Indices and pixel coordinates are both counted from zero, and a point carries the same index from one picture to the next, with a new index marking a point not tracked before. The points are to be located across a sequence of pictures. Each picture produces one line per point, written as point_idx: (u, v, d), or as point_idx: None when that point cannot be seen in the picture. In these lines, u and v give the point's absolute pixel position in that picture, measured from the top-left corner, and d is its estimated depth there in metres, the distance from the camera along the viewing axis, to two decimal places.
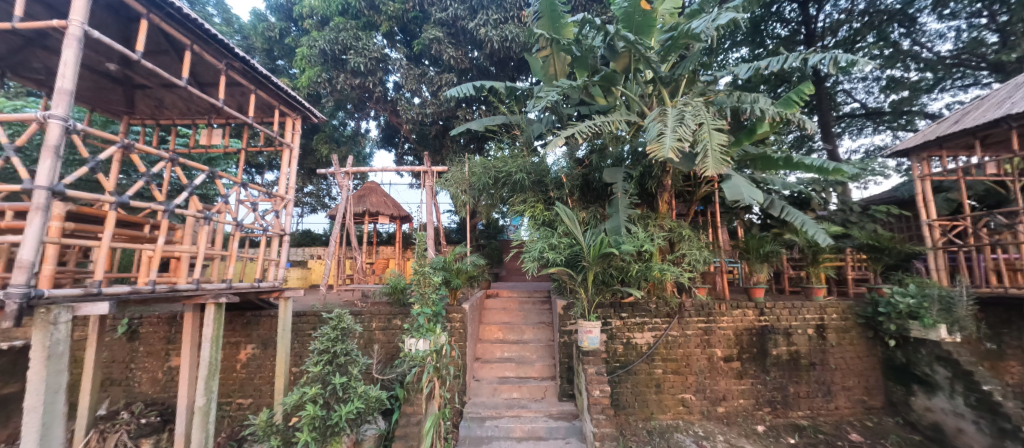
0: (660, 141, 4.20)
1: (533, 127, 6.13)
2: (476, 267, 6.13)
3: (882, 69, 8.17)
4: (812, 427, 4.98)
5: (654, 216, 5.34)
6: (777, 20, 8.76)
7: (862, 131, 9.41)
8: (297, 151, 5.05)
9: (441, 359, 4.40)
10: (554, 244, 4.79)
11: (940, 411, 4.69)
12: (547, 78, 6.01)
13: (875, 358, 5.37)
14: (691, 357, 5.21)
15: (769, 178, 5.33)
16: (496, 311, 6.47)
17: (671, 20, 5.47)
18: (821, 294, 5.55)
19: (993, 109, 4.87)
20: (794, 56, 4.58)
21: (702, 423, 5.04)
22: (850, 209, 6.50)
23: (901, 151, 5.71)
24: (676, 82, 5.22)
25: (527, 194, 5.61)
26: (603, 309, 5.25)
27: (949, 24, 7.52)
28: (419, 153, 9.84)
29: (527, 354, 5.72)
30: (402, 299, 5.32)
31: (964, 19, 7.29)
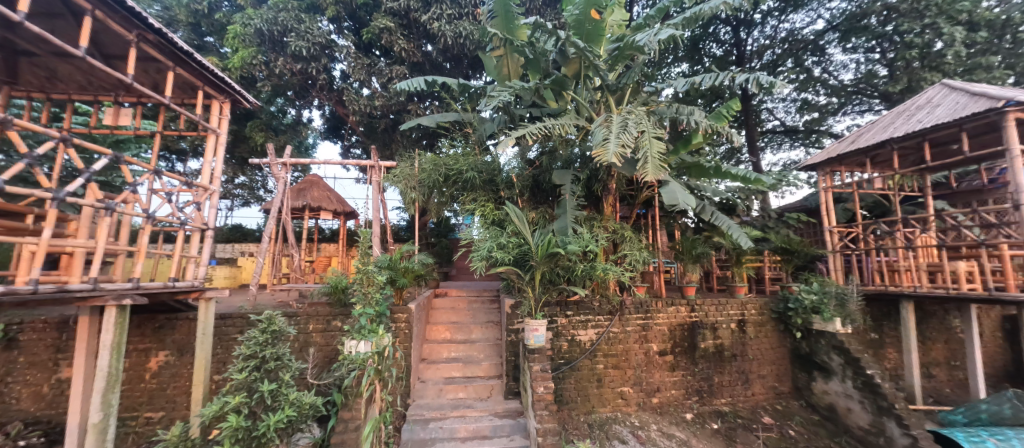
0: (604, 145, 4.41)
1: (486, 126, 6.16)
2: (424, 265, 5.98)
3: (798, 92, 9.22)
4: (732, 413, 5.51)
5: (599, 218, 5.57)
6: (712, 40, 9.53)
7: (781, 146, 10.55)
8: (225, 138, 4.59)
9: (384, 361, 4.26)
10: (502, 243, 4.79)
11: (834, 393, 5.39)
12: (500, 78, 6.06)
13: (784, 349, 6.04)
14: (630, 351, 5.52)
15: (702, 185, 5.77)
16: (443, 311, 6.38)
17: (619, 31, 5.73)
18: (742, 292, 6.12)
19: (880, 132, 5.71)
20: (725, 74, 5.00)
21: (638, 414, 5.35)
22: (769, 216, 7.26)
23: (809, 166, 6.48)
24: (623, 91, 5.47)
25: (477, 194, 5.59)
26: (550, 308, 5.40)
27: (851, 57, 8.63)
28: (366, 147, 9.42)
29: (475, 354, 5.71)
30: (343, 299, 5.05)
31: (862, 53, 8.40)
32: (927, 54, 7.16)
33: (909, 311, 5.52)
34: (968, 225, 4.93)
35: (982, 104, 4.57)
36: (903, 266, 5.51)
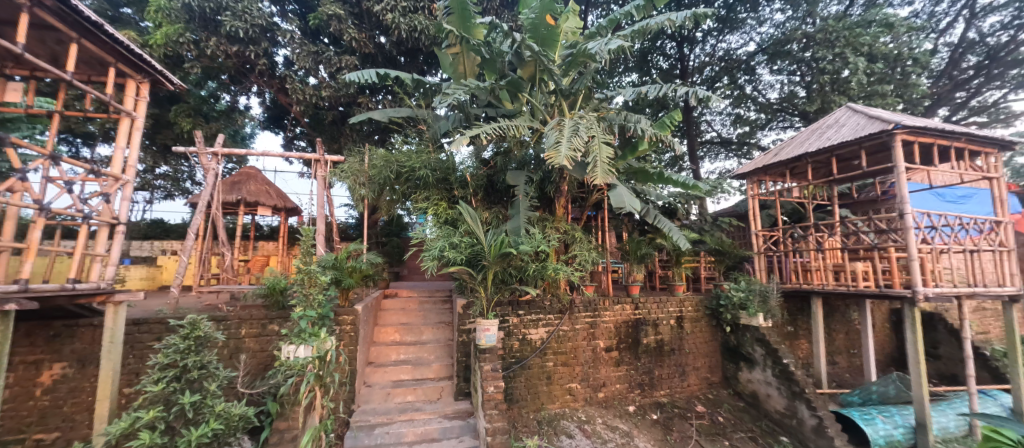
0: (556, 148, 4.53)
1: (440, 124, 6.08)
2: (373, 265, 5.74)
3: (732, 107, 10.07)
4: (670, 404, 5.90)
5: (551, 219, 5.69)
6: (659, 53, 10.09)
7: (718, 156, 11.45)
8: (142, 123, 4.10)
9: (327, 366, 4.05)
10: (454, 243, 4.73)
11: (756, 382, 5.94)
12: (456, 76, 6.02)
13: (716, 342, 6.57)
14: (579, 348, 5.71)
15: (646, 190, 6.11)
16: (393, 312, 6.19)
17: (573, 38, 5.86)
18: (681, 290, 6.56)
19: (797, 147, 6.40)
20: (668, 87, 5.33)
21: (585, 408, 5.55)
22: (706, 219, 7.90)
23: (740, 175, 7.11)
24: (575, 96, 5.64)
25: (430, 192, 5.48)
26: (502, 308, 5.44)
27: (777, 78, 9.54)
28: (310, 139, 8.87)
29: (425, 355, 5.61)
30: (281, 301, 4.71)
31: (785, 75, 9.31)
32: (836, 80, 8.12)
33: (818, 306, 6.24)
34: (864, 231, 5.67)
35: (876, 126, 5.30)
36: (814, 266, 6.21)
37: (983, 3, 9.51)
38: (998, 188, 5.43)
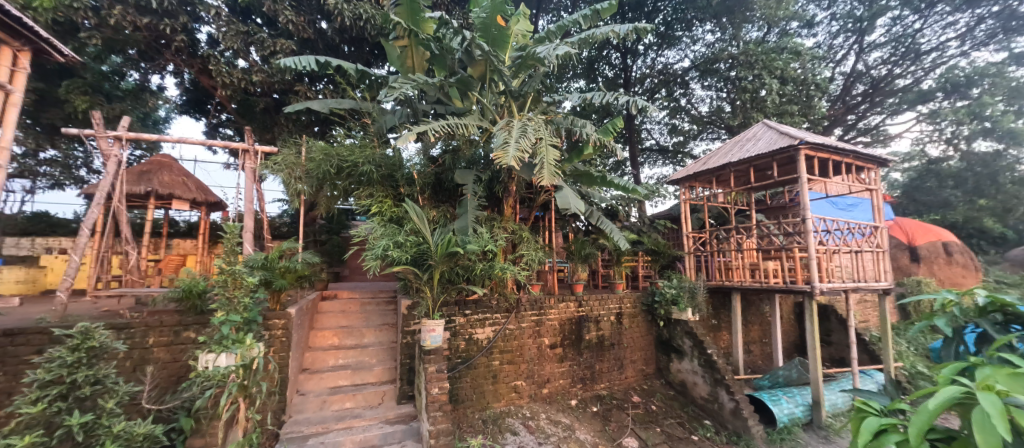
0: (505, 149, 4.57)
1: (386, 118, 5.86)
2: (309, 265, 5.37)
3: (669, 117, 10.87)
4: (609, 396, 6.22)
5: (499, 219, 5.71)
6: (605, 63, 10.57)
7: (656, 163, 12.30)
8: (21, 98, 3.48)
9: (253, 375, 3.72)
10: (399, 242, 4.56)
11: (684, 371, 6.44)
12: (404, 70, 5.87)
13: (651, 336, 7.02)
14: (524, 346, 5.81)
15: (590, 193, 6.36)
16: (331, 315, 5.85)
17: (523, 41, 5.85)
18: (620, 288, 6.92)
19: (722, 157, 7.05)
20: (611, 95, 5.60)
21: (530, 405, 5.66)
22: (643, 221, 8.43)
23: (673, 181, 7.66)
24: (524, 98, 5.73)
25: (374, 188, 5.27)
26: (448, 307, 5.37)
27: (707, 93, 10.41)
28: (238, 127, 8.10)
29: (365, 359, 5.39)
30: (199, 305, 4.23)
31: (715, 91, 10.17)
32: (755, 98, 9.04)
33: (737, 301, 6.91)
34: (774, 234, 6.39)
35: (785, 142, 6.01)
36: (735, 265, 6.87)
37: (869, 40, 11.10)
38: (877, 198, 6.39)
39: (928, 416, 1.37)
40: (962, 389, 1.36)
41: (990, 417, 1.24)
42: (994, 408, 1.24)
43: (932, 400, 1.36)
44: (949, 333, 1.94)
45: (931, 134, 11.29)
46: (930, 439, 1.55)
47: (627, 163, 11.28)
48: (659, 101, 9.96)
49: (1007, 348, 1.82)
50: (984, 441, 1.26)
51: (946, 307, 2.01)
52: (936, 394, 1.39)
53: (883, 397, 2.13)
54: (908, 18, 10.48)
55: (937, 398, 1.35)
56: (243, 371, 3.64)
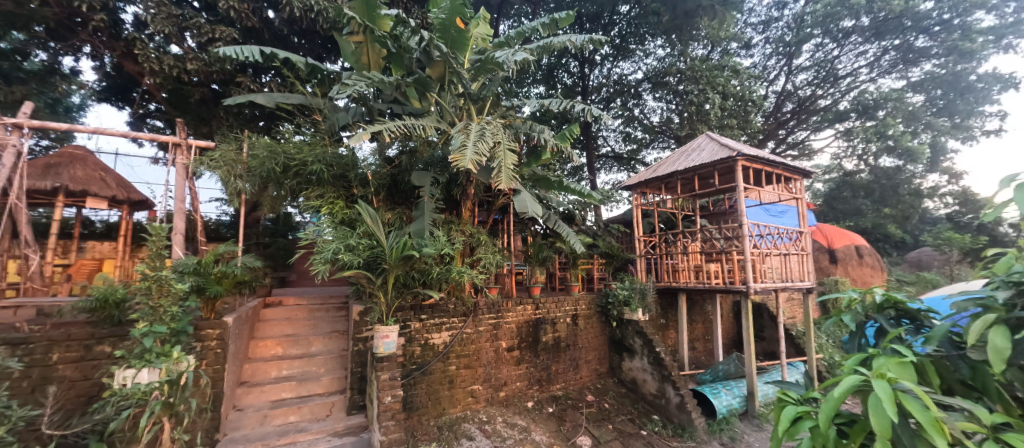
0: (462, 151, 4.53)
1: (339, 116, 5.60)
2: (250, 270, 4.99)
3: (623, 125, 11.34)
4: (564, 396, 6.34)
5: (457, 222, 5.61)
6: (564, 71, 10.85)
7: (612, 169, 12.78)
8: None
9: (181, 392, 3.39)
10: (351, 245, 4.36)
11: (635, 369, 6.71)
12: (358, 67, 5.66)
13: (604, 336, 7.24)
14: (482, 350, 5.78)
15: (548, 197, 6.46)
16: (275, 323, 5.47)
17: (482, 44, 5.80)
18: (576, 290, 7.09)
19: (670, 165, 7.47)
20: (568, 102, 5.76)
21: (486, 409, 5.63)
22: (599, 225, 8.70)
23: (626, 187, 8.00)
24: (483, 101, 5.72)
25: (325, 189, 5.01)
26: (403, 312, 5.21)
27: (658, 105, 10.99)
28: (169, 118, 7.37)
29: (312, 369, 5.09)
30: (117, 316, 3.75)
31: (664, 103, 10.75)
32: (699, 111, 9.68)
33: (683, 301, 7.34)
34: (716, 238, 6.87)
35: (725, 153, 6.50)
36: (681, 267, 7.29)
37: (796, 63, 12.29)
38: (801, 206, 7.07)
39: (833, 403, 1.54)
40: (861, 378, 1.54)
41: (881, 401, 1.42)
42: (885, 392, 1.43)
43: (837, 388, 1.54)
44: (854, 328, 2.20)
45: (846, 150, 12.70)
46: (836, 422, 1.75)
47: (584, 169, 11.63)
48: (614, 110, 10.37)
49: (897, 339, 2.09)
50: (877, 423, 1.45)
51: (851, 305, 2.27)
52: (840, 382, 1.56)
53: (801, 386, 2.36)
54: (828, 46, 11.72)
55: (840, 386, 1.52)
56: (168, 387, 3.30)
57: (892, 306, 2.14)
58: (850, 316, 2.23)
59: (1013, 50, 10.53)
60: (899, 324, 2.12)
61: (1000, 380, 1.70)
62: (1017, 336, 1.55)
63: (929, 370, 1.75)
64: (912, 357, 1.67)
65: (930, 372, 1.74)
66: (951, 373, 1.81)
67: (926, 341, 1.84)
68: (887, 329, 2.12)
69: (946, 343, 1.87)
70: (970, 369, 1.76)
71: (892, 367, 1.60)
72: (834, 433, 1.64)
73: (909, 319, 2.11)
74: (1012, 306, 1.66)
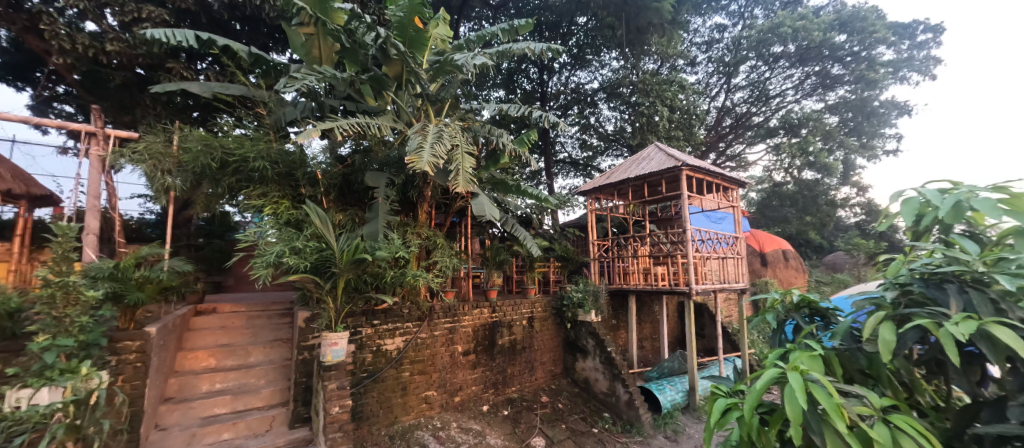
0: (419, 153, 4.44)
1: (286, 110, 5.32)
2: (179, 274, 4.54)
3: (579, 133, 11.71)
4: (519, 398, 6.38)
5: (413, 224, 5.45)
6: (524, 76, 11.04)
7: (569, 174, 13.15)
8: None
9: (89, 412, 3.00)
10: (297, 248, 4.08)
11: (588, 369, 6.91)
12: (309, 60, 5.39)
13: (559, 338, 7.39)
14: (437, 355, 5.68)
15: (506, 201, 6.50)
16: (208, 332, 5.03)
17: (441, 46, 5.73)
18: (532, 293, 7.18)
19: (623, 172, 7.81)
20: (526, 108, 5.84)
21: (441, 415, 5.54)
22: (556, 229, 8.89)
23: (582, 192, 8.25)
24: (442, 103, 5.64)
25: (269, 188, 4.69)
26: (354, 318, 4.99)
27: (611, 114, 11.45)
28: (83, 104, 6.55)
29: (251, 381, 4.71)
30: (9, 328, 3.25)
31: (618, 113, 11.23)
32: (649, 122, 10.22)
33: (632, 302, 7.69)
34: (663, 242, 7.27)
35: (671, 163, 6.91)
36: (631, 269, 7.64)
37: (734, 82, 13.39)
38: (737, 213, 7.67)
39: (756, 393, 1.73)
40: (779, 371, 1.74)
41: (795, 390, 1.63)
42: (797, 383, 1.63)
43: (759, 381, 1.73)
44: (775, 325, 2.46)
45: (775, 163, 13.99)
46: (759, 411, 1.95)
47: (542, 174, 11.87)
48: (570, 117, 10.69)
49: (811, 335, 2.36)
50: (790, 409, 1.64)
51: (773, 305, 2.55)
52: (763, 375, 1.76)
53: (731, 380, 2.58)
54: (761, 68, 12.87)
55: (763, 379, 1.71)
56: (73, 408, 2.93)
57: (807, 305, 2.43)
58: (772, 314, 2.49)
59: (907, 81, 12.16)
60: (812, 321, 2.40)
61: (888, 368, 1.96)
62: (900, 330, 1.81)
63: (833, 361, 2.00)
64: (820, 351, 1.91)
65: (834, 363, 1.99)
66: (851, 363, 2.06)
67: (833, 336, 2.10)
68: (802, 326, 2.38)
69: (847, 337, 2.13)
70: (867, 359, 2.01)
71: (804, 360, 1.82)
72: (757, 421, 1.83)
73: (820, 316, 2.39)
74: (897, 305, 1.96)
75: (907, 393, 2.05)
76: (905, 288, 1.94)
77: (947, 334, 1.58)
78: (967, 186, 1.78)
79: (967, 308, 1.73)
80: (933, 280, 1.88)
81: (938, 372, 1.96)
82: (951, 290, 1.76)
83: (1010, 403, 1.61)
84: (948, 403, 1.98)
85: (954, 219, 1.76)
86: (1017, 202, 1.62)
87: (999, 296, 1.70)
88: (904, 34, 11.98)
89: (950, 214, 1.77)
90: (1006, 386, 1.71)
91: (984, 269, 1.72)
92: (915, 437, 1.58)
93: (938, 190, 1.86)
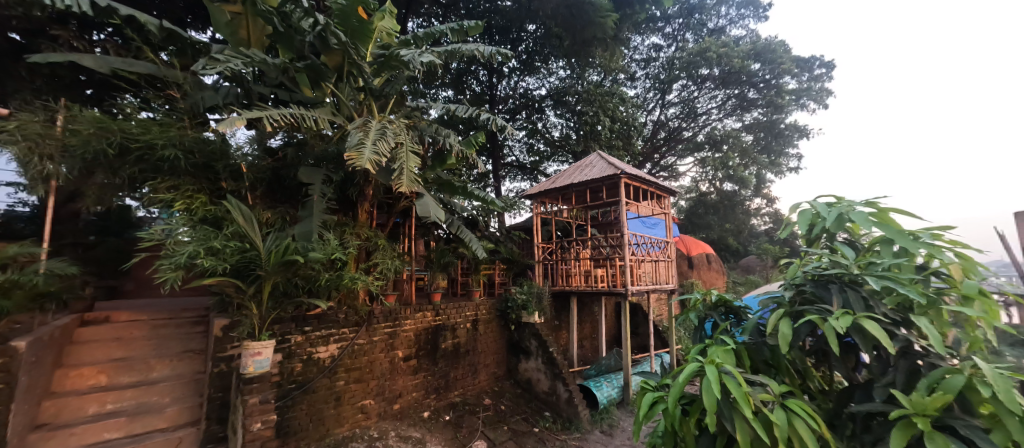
0: (359, 150, 4.20)
1: (205, 94, 4.73)
2: (61, 278, 3.87)
3: (527, 137, 11.94)
4: (461, 402, 6.29)
5: (352, 224, 5.14)
6: (473, 78, 11.03)
7: (516, 178, 13.34)
8: None
9: None
10: (214, 248, 3.63)
11: (530, 369, 7.01)
12: (235, 42, 4.90)
13: (503, 340, 7.42)
14: (375, 362, 5.41)
15: (452, 202, 6.40)
16: (99, 345, 4.32)
17: (387, 40, 5.51)
18: (477, 295, 7.15)
19: (568, 178, 8.09)
20: (475, 109, 5.80)
21: (378, 424, 5.28)
22: (502, 231, 8.96)
23: (528, 196, 8.40)
24: (387, 99, 5.42)
25: (182, 180, 4.14)
26: (282, 325, 4.60)
27: (558, 121, 11.82)
28: None
29: (152, 399, 4.11)
30: None
31: (563, 120, 11.61)
32: (592, 131, 10.68)
33: (574, 304, 7.94)
34: (603, 245, 7.60)
35: (611, 171, 7.28)
36: (573, 272, 7.88)
37: (667, 98, 14.50)
38: (668, 220, 8.26)
39: (678, 386, 1.90)
40: (699, 365, 1.93)
41: (711, 382, 1.81)
42: (713, 375, 1.81)
43: (682, 375, 1.91)
44: (696, 323, 2.69)
45: (701, 175, 15.35)
46: (680, 403, 2.12)
47: (489, 176, 11.92)
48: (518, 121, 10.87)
49: (725, 331, 2.61)
50: (707, 398, 1.82)
51: (696, 304, 2.78)
52: (685, 369, 1.94)
53: (658, 376, 2.72)
54: (690, 87, 14.08)
55: (685, 373, 1.89)
56: None
57: (723, 304, 2.69)
58: (694, 312, 2.71)
59: (806, 108, 13.98)
60: (727, 318, 2.66)
61: (786, 358, 2.22)
62: (795, 324, 2.08)
63: (742, 354, 2.23)
64: (733, 345, 2.13)
65: (744, 355, 2.22)
66: (757, 355, 2.30)
67: (743, 331, 2.35)
68: (719, 323, 2.63)
69: (754, 332, 2.40)
70: (770, 351, 2.27)
71: (719, 353, 2.02)
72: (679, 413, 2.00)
73: (733, 314, 2.67)
74: (793, 302, 2.24)
75: (800, 379, 2.35)
76: (800, 288, 2.21)
77: (830, 327, 1.84)
78: (847, 200, 2.13)
79: (846, 304, 2.02)
80: (821, 281, 2.16)
81: (823, 361, 2.26)
82: (834, 289, 2.05)
83: (875, 384, 1.92)
84: (832, 387, 2.30)
85: (837, 229, 2.10)
86: (882, 215, 2.00)
87: (869, 294, 1.98)
88: (805, 67, 13.75)
89: (835, 224, 2.10)
90: (871, 370, 2.02)
91: (858, 272, 2.03)
92: (806, 419, 1.81)
93: (827, 203, 2.19)
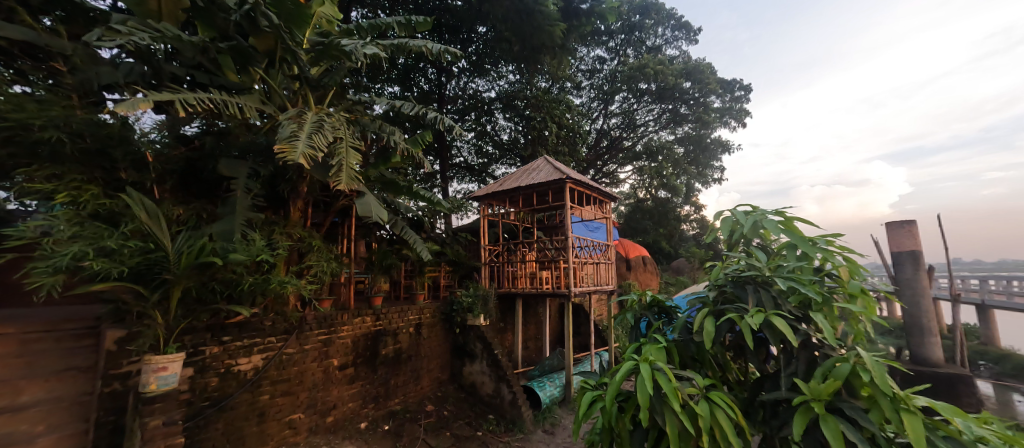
0: (292, 142, 3.86)
1: (102, 70, 4.08)
2: None
3: (475, 138, 11.89)
4: (402, 410, 6.03)
5: (282, 223, 4.71)
6: (421, 75, 10.74)
7: (464, 179, 13.21)
8: None
9: None
10: (106, 249, 3.12)
11: (475, 373, 6.92)
12: (143, 13, 4.28)
13: (447, 344, 7.26)
14: (306, 372, 5.00)
15: (395, 202, 6.14)
16: None
17: (327, 27, 5.17)
18: (420, 299, 6.93)
19: (515, 181, 8.15)
20: (421, 107, 5.62)
21: (309, 440, 4.88)
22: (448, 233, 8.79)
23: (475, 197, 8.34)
24: (324, 90, 5.06)
25: (66, 168, 3.51)
26: (195, 335, 4.08)
27: (506, 124, 11.89)
28: None
29: (20, 429, 3.32)
30: None
31: (512, 123, 11.72)
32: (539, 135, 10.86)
33: (518, 306, 8.00)
34: (548, 248, 7.74)
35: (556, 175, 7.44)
36: (519, 274, 7.94)
37: (610, 108, 15.25)
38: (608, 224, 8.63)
39: (615, 384, 1.95)
40: (634, 362, 1.99)
41: (644, 379, 1.88)
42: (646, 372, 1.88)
43: (619, 373, 1.96)
44: (632, 322, 2.79)
45: (638, 182, 16.31)
46: (618, 400, 2.18)
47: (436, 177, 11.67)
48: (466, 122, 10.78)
49: (658, 329, 2.74)
50: (641, 395, 1.89)
51: (632, 305, 2.90)
52: (621, 367, 2.00)
53: (597, 374, 2.78)
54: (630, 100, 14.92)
55: (622, 370, 1.94)
56: None
57: (656, 304, 2.83)
58: (631, 312, 2.82)
59: (729, 126, 15.43)
60: (659, 317, 2.80)
61: (709, 353, 2.39)
62: (717, 322, 2.24)
63: (672, 350, 2.36)
64: (664, 342, 2.24)
65: (673, 352, 2.35)
66: (685, 351, 2.45)
67: (673, 329, 2.48)
68: (652, 322, 2.77)
69: (683, 330, 2.55)
70: (696, 347, 2.42)
71: (652, 351, 2.11)
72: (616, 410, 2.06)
73: (664, 313, 2.82)
74: (716, 302, 2.41)
75: (721, 372, 2.54)
76: (722, 288, 2.39)
77: (746, 324, 2.01)
78: (760, 209, 2.34)
79: (759, 303, 2.21)
80: (739, 281, 2.35)
81: (739, 354, 2.46)
82: (749, 289, 2.24)
83: (781, 374, 2.12)
84: (747, 378, 2.51)
85: (753, 235, 2.31)
86: (789, 223, 2.23)
87: (777, 293, 2.19)
88: (728, 88, 15.19)
89: (750, 231, 2.31)
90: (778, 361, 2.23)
91: (768, 273, 2.24)
92: (725, 409, 1.95)
93: (745, 211, 2.40)
